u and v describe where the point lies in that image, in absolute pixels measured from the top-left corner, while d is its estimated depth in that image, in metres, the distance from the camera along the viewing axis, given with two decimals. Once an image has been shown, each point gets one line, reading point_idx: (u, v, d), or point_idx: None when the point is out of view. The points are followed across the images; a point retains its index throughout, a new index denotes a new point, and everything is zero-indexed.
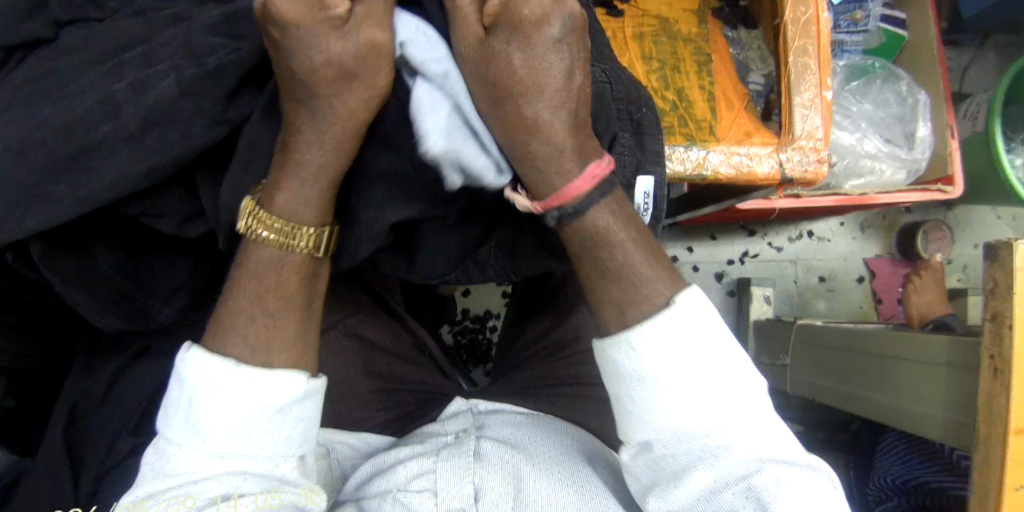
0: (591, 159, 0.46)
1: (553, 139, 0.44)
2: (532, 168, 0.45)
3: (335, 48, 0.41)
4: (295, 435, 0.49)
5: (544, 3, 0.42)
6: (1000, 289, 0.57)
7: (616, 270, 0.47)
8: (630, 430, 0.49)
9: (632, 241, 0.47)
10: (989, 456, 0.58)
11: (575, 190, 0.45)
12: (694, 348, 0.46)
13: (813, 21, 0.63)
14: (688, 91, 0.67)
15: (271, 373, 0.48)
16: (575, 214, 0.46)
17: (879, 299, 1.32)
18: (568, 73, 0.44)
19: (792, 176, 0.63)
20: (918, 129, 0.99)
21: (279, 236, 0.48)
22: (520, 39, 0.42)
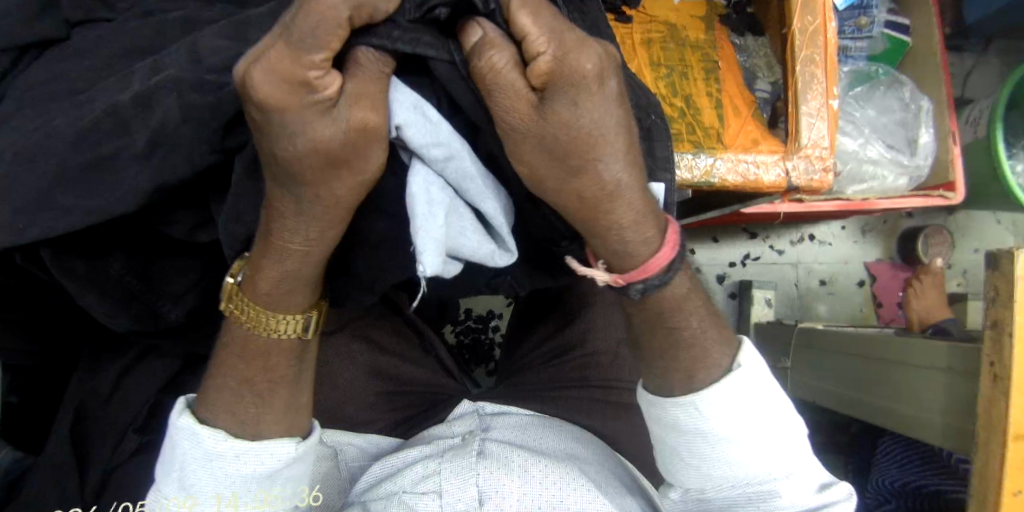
0: (664, 225, 0.46)
1: (632, 204, 0.42)
2: (616, 241, 0.44)
3: (322, 134, 0.36)
4: (284, 487, 0.54)
5: (602, 58, 0.37)
6: (1001, 297, 0.58)
7: (688, 338, 0.51)
8: (682, 474, 0.55)
9: (701, 302, 0.51)
10: (988, 463, 0.59)
11: (659, 260, 0.46)
12: (751, 409, 0.52)
13: (820, 30, 0.63)
14: (695, 98, 0.68)
15: (257, 445, 0.51)
16: (659, 285, 0.47)
17: (879, 303, 1.33)
18: (629, 129, 0.40)
19: (798, 184, 0.64)
20: (921, 135, 1.00)
21: (258, 324, 0.49)
22: (585, 97, 0.37)
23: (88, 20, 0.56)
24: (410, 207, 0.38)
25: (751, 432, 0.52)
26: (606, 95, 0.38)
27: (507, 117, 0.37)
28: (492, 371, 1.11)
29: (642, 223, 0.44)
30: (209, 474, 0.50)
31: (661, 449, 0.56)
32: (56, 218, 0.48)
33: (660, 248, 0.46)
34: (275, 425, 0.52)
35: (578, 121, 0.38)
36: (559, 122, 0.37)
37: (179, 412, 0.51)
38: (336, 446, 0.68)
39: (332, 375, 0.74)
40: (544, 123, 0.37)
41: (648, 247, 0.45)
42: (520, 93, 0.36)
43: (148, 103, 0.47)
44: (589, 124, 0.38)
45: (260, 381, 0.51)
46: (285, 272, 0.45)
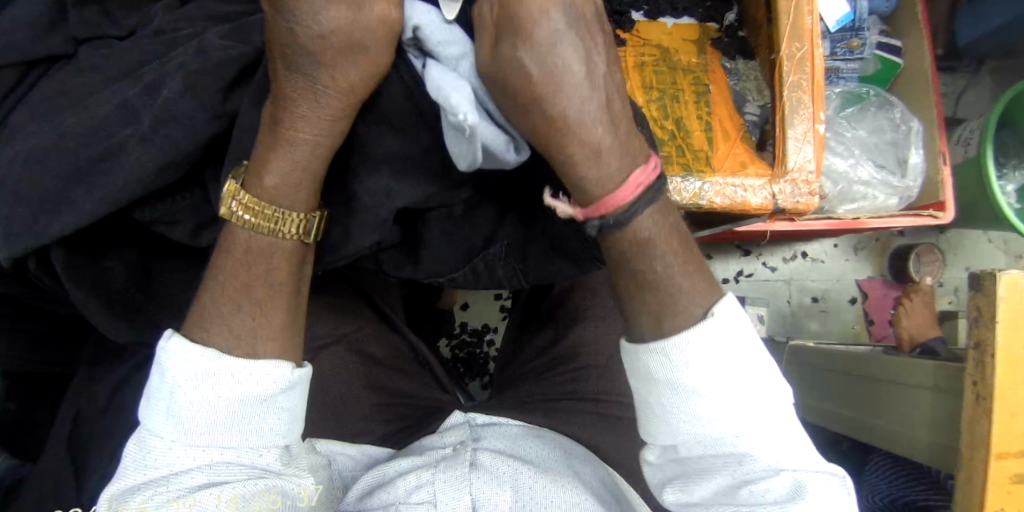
0: (636, 166, 0.47)
1: (588, 139, 0.45)
2: (576, 178, 0.47)
3: (345, 20, 0.40)
4: (279, 425, 0.50)
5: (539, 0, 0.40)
6: (983, 318, 0.59)
7: (654, 281, 0.49)
8: (657, 434, 0.52)
9: (675, 255, 0.50)
10: (970, 482, 0.60)
11: (614, 202, 0.47)
12: (727, 358, 0.48)
13: (808, 58, 0.65)
14: (686, 121, 0.70)
15: (254, 364, 0.48)
16: (617, 224, 0.47)
17: (871, 320, 1.34)
18: (587, 63, 0.44)
19: (784, 207, 0.65)
20: (911, 155, 1.01)
21: (261, 220, 0.48)
22: (524, 38, 0.41)
23: (95, 36, 0.58)
24: (437, 89, 0.41)
25: (731, 383, 0.48)
26: (551, 34, 0.42)
27: (477, 52, 0.43)
28: (486, 384, 1.11)
29: (598, 157, 0.46)
30: (201, 399, 0.47)
31: (640, 409, 0.52)
32: (62, 222, 0.49)
33: (622, 185, 0.47)
34: (272, 345, 0.50)
35: (525, 66, 0.42)
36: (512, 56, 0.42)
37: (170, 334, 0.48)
38: (329, 455, 0.68)
39: (325, 385, 0.75)
40: (502, 56, 0.42)
41: (603, 186, 0.47)
42: (486, 29, 0.42)
43: (153, 117, 0.48)
44: (538, 69, 0.42)
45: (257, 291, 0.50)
46: (295, 161, 0.47)
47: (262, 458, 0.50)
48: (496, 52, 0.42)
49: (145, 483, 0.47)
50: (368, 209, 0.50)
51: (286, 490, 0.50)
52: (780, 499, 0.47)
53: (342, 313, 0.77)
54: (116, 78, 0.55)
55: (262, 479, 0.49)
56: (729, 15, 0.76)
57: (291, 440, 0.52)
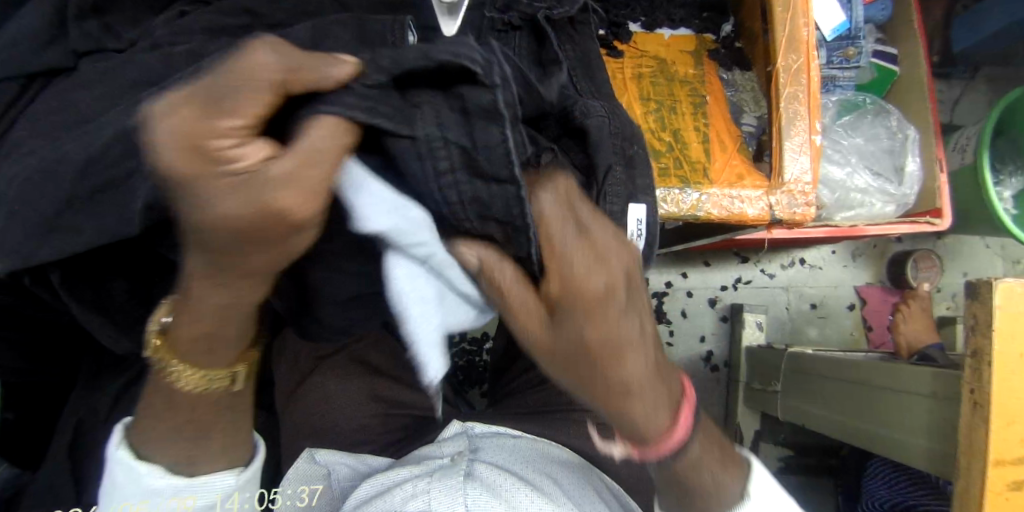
0: (684, 406, 0.47)
1: (646, 404, 0.44)
2: (631, 430, 0.46)
3: (231, 215, 0.32)
4: (241, 487, 0.53)
5: (604, 277, 0.41)
6: (979, 326, 0.60)
7: (699, 491, 0.51)
8: None
9: (716, 461, 0.51)
10: (968, 488, 0.60)
11: (671, 443, 0.46)
12: None
13: (804, 69, 0.65)
14: (683, 133, 0.70)
15: (194, 482, 0.50)
16: (675, 456, 0.48)
17: (869, 326, 1.35)
18: (642, 331, 0.44)
19: (781, 217, 0.65)
20: (908, 163, 1.02)
21: (189, 377, 0.45)
22: (589, 316, 0.41)
23: (94, 49, 0.58)
24: (399, 301, 0.42)
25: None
26: (618, 309, 0.42)
27: (521, 327, 0.43)
28: (485, 393, 1.11)
29: (657, 412, 0.45)
30: (151, 501, 0.49)
31: None
32: (57, 237, 0.48)
33: (673, 431, 0.46)
34: (215, 460, 0.50)
35: (582, 333, 0.42)
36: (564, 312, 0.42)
37: (116, 442, 0.49)
38: (328, 466, 0.69)
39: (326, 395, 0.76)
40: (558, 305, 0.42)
41: (659, 433, 0.46)
42: (532, 310, 0.43)
43: None
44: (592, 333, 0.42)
45: (188, 427, 0.48)
46: (214, 326, 0.42)
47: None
48: (551, 323, 0.43)
49: None
50: None
51: None
52: None
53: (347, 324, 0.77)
54: (112, 90, 0.55)
55: None
56: (726, 27, 0.77)
57: None
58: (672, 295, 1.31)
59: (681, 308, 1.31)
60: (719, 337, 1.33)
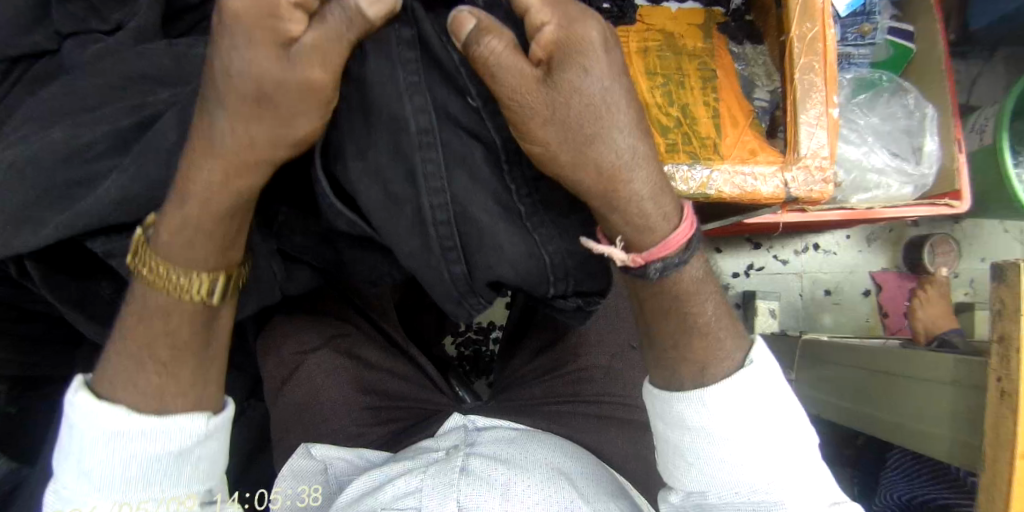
0: (676, 220, 0.48)
1: (644, 208, 0.46)
2: (679, 313, 0.52)
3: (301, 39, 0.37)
4: (197, 473, 0.54)
5: (621, 154, 0.43)
6: (1007, 310, 0.57)
7: (702, 329, 0.53)
8: (682, 482, 0.56)
9: (713, 302, 0.54)
10: (994, 482, 0.57)
11: (678, 237, 0.48)
12: (759, 408, 0.53)
13: (819, 38, 0.62)
14: (692, 108, 0.67)
15: (163, 420, 0.52)
16: (677, 264, 0.49)
17: (885, 313, 1.32)
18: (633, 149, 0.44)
19: (797, 195, 0.62)
20: (926, 143, 0.99)
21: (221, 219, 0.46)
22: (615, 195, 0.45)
23: (78, 31, 0.61)
24: None
25: (747, 438, 0.53)
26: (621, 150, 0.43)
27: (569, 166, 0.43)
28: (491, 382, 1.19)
29: (658, 194, 0.47)
30: (109, 449, 0.50)
31: (666, 452, 0.57)
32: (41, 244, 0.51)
33: (680, 221, 0.48)
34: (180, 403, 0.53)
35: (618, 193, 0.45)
36: (577, 130, 0.41)
37: (77, 387, 0.52)
38: (325, 461, 0.67)
39: (287, 334, 0.73)
40: (568, 139, 0.41)
41: (666, 224, 0.48)
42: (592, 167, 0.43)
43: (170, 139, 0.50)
44: (623, 225, 0.47)
45: (162, 351, 0.52)
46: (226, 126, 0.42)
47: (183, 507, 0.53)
48: (544, 85, 0.40)
49: None
50: (348, 175, 0.45)
51: None
52: None
53: (305, 317, 0.74)
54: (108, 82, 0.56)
55: None
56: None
57: (213, 484, 0.56)
58: None
59: None
60: None
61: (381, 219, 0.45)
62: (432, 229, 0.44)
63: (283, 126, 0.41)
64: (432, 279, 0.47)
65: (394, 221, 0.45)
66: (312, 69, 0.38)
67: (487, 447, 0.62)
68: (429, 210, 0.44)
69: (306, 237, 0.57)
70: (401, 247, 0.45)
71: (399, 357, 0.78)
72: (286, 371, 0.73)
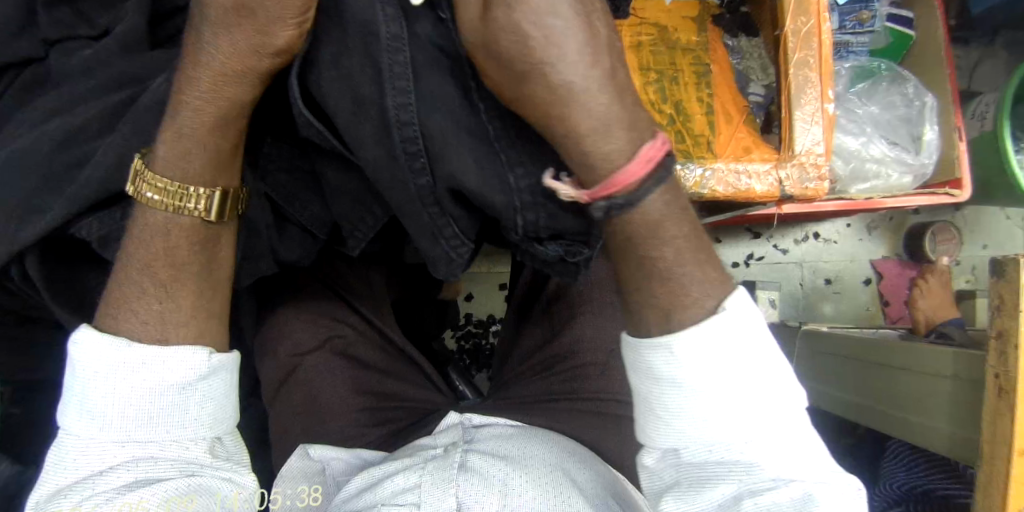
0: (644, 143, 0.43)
1: (599, 146, 0.42)
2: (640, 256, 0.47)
3: None
4: (203, 415, 0.49)
5: (571, 82, 0.41)
6: (1006, 307, 0.56)
7: (665, 270, 0.46)
8: (655, 439, 0.49)
9: (684, 239, 0.46)
10: (992, 479, 0.57)
11: (628, 176, 0.42)
12: (737, 357, 0.46)
13: (814, 32, 0.61)
14: (685, 105, 0.66)
15: (165, 351, 0.48)
16: (626, 204, 0.43)
17: (886, 301, 1.31)
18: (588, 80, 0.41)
19: (792, 193, 0.62)
20: (926, 132, 0.98)
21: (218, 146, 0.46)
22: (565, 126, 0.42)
23: (63, 37, 0.60)
24: None
25: (724, 390, 0.46)
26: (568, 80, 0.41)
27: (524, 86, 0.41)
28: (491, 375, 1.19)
29: (612, 133, 0.42)
30: (113, 385, 0.47)
31: (640, 407, 0.50)
32: None
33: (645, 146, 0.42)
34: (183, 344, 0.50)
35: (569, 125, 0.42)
36: (508, 59, 0.40)
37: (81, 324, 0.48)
38: (323, 461, 0.67)
39: (284, 334, 0.73)
40: (506, 68, 0.41)
41: (618, 162, 0.43)
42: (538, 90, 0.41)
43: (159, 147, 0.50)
44: (576, 159, 0.43)
45: (165, 273, 0.49)
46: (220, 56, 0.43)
47: (189, 453, 0.49)
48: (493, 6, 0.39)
49: (72, 483, 0.46)
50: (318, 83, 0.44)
51: (218, 480, 0.50)
52: (752, 487, 0.46)
53: (306, 301, 0.75)
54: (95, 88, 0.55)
55: (191, 473, 0.48)
56: None
57: (222, 432, 0.52)
58: None
59: None
60: None
61: (348, 123, 0.44)
62: (396, 135, 0.44)
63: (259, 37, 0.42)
64: (396, 190, 0.46)
65: (361, 127, 0.44)
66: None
67: (486, 443, 0.62)
68: (393, 112, 0.43)
69: (290, 174, 0.55)
70: (365, 154, 0.45)
71: (391, 352, 0.78)
72: (284, 371, 0.72)
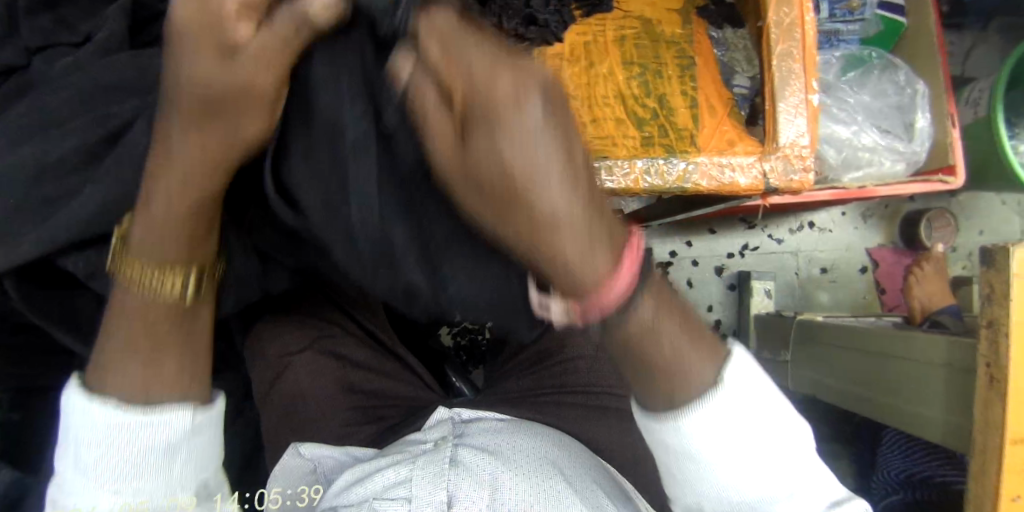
0: (624, 252, 0.37)
1: (584, 275, 0.36)
2: (637, 358, 0.43)
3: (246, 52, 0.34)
4: (190, 472, 0.48)
5: (547, 211, 0.34)
6: (995, 294, 0.56)
7: (663, 358, 0.43)
8: (681, 496, 0.49)
9: (678, 329, 0.43)
10: (985, 468, 0.56)
11: (615, 292, 0.37)
12: (749, 422, 0.44)
13: (797, 24, 0.61)
14: (669, 98, 0.66)
15: (148, 416, 0.45)
16: (620, 315, 0.40)
17: (882, 289, 1.31)
18: (571, 196, 0.34)
19: (777, 185, 0.61)
20: (917, 119, 0.97)
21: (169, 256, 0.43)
22: (545, 259, 0.36)
23: (48, 44, 0.60)
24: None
25: (743, 454, 0.45)
26: (542, 210, 0.34)
27: (484, 215, 0.36)
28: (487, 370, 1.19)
29: (593, 252, 0.36)
30: (97, 449, 0.45)
31: (662, 470, 0.49)
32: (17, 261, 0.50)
33: (619, 270, 0.37)
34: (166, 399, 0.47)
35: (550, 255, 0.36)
36: (483, 187, 0.34)
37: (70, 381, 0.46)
38: (314, 460, 0.67)
39: (272, 336, 0.72)
40: (481, 195, 0.35)
41: (601, 283, 0.37)
42: (510, 224, 0.35)
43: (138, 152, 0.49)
44: (558, 287, 0.37)
45: (144, 343, 0.45)
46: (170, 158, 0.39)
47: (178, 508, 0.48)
48: (460, 137, 0.34)
49: None
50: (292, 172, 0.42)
51: None
52: None
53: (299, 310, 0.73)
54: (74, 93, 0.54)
55: None
56: None
57: (210, 479, 0.51)
58: (676, 264, 1.29)
59: (686, 277, 1.29)
60: (727, 305, 1.30)
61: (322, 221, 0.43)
62: (362, 240, 0.42)
63: (231, 133, 0.38)
64: (369, 277, 0.47)
65: (332, 225, 0.42)
66: (256, 73, 0.35)
67: (477, 437, 0.62)
68: (358, 226, 0.42)
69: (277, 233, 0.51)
70: (336, 249, 0.45)
71: (384, 353, 0.79)
72: (273, 373, 0.72)
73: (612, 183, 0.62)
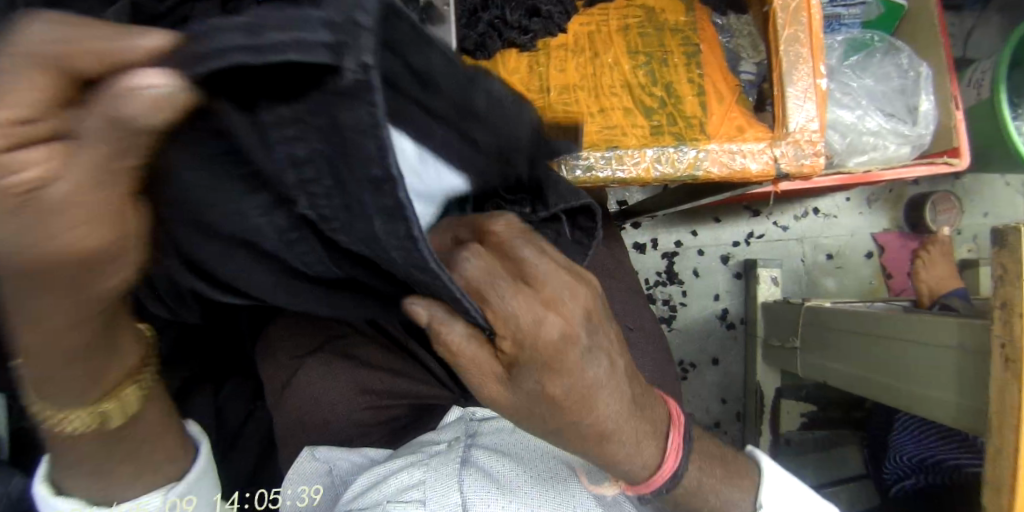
0: (669, 438, 0.48)
1: (636, 463, 0.46)
2: (689, 509, 0.54)
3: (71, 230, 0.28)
4: None
5: (608, 429, 0.43)
6: (1008, 275, 0.56)
7: (705, 507, 0.53)
8: None
9: (714, 479, 0.54)
10: (1001, 449, 0.56)
11: (664, 473, 0.48)
12: None
13: (803, 8, 0.60)
14: (676, 86, 0.65)
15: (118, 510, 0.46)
16: (666, 488, 0.49)
17: (889, 274, 1.31)
18: (619, 400, 0.43)
19: (788, 171, 0.61)
20: (921, 103, 0.96)
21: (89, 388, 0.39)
22: (603, 457, 0.45)
23: None
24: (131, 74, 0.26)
25: None
26: (605, 425, 0.42)
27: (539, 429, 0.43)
28: None
29: (639, 449, 0.46)
30: None
31: None
32: None
33: (666, 458, 0.48)
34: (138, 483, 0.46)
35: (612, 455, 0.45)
36: (553, 421, 0.42)
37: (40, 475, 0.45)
38: (329, 462, 0.66)
39: (282, 336, 0.73)
40: (548, 420, 0.41)
41: (647, 468, 0.47)
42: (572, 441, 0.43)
43: None
44: (613, 471, 0.47)
45: (100, 456, 0.43)
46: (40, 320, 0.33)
47: None
48: (506, 376, 0.40)
49: None
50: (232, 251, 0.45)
51: None
52: None
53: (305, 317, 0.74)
54: None
55: None
56: None
57: None
58: (682, 254, 1.29)
59: (693, 267, 1.29)
60: (734, 294, 1.30)
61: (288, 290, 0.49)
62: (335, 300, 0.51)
63: (82, 293, 0.32)
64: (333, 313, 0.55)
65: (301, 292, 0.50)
66: (79, 235, 0.28)
67: (489, 432, 0.62)
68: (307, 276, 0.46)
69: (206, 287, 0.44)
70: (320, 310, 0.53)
71: (395, 351, 0.76)
72: (285, 375, 0.72)
73: (623, 173, 0.62)
